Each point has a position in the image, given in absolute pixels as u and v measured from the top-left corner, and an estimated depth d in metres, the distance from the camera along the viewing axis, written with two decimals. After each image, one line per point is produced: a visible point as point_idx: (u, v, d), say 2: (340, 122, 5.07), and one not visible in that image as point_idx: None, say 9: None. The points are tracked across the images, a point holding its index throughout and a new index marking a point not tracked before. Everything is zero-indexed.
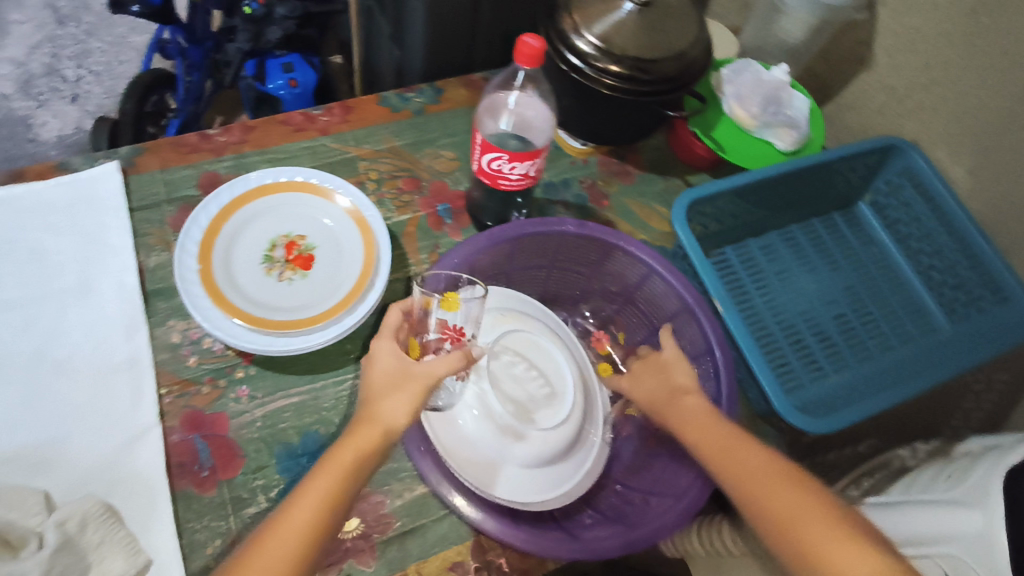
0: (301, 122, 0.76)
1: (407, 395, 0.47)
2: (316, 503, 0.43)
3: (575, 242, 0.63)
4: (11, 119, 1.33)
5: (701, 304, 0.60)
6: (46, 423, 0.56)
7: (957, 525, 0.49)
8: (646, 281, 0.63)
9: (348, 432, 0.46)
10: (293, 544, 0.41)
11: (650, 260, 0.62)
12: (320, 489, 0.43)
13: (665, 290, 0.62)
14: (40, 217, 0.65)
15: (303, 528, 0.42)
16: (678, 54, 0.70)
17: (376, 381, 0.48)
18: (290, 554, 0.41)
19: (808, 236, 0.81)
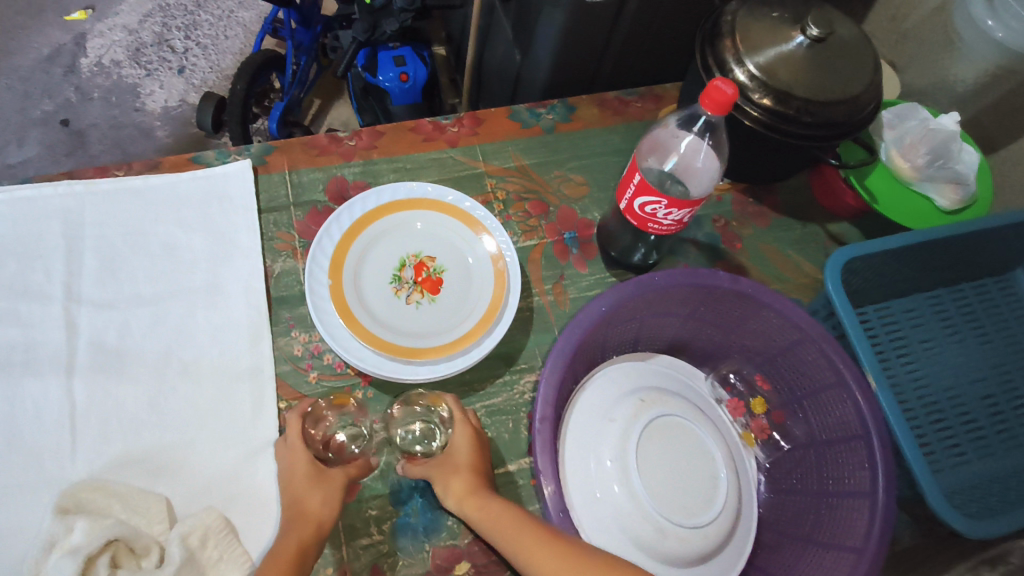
0: (431, 131, 0.73)
1: (326, 491, 0.51)
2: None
3: (724, 296, 0.58)
4: (121, 85, 1.35)
5: (860, 381, 0.55)
6: (169, 427, 0.56)
7: None
8: (797, 346, 0.58)
9: (283, 533, 0.49)
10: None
11: (805, 326, 0.56)
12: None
13: (819, 359, 0.57)
14: (174, 212, 0.64)
15: None
16: (848, 98, 0.64)
17: (294, 483, 0.52)
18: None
19: (956, 303, 0.75)
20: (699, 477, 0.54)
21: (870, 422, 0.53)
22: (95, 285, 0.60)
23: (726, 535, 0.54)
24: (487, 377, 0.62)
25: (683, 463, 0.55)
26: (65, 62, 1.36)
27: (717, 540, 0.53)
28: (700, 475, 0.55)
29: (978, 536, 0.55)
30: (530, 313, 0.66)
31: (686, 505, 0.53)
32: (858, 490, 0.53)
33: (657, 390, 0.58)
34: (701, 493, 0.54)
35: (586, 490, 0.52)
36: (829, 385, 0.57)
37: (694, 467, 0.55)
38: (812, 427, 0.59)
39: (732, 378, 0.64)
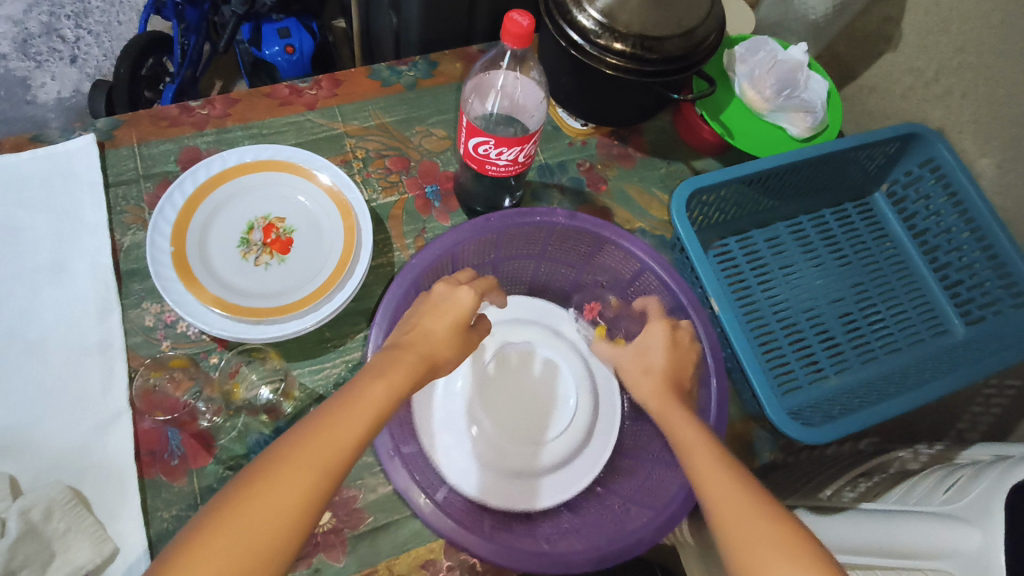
0: (287, 95, 0.73)
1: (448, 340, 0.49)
2: (380, 399, 0.43)
3: (567, 233, 0.59)
4: (9, 79, 1.30)
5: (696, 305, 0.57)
6: (15, 405, 0.55)
7: (952, 540, 0.47)
8: (639, 278, 0.60)
9: (391, 355, 0.46)
10: (345, 439, 0.40)
11: (644, 256, 0.58)
12: (380, 395, 0.43)
13: (660, 288, 0.59)
14: (14, 192, 0.63)
15: (349, 443, 0.40)
16: (686, 32, 0.64)
17: (441, 322, 0.50)
18: (334, 445, 0.39)
19: (817, 228, 0.77)
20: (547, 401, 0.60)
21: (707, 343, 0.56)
22: None
23: (576, 450, 0.58)
24: (346, 333, 0.62)
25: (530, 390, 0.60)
26: None
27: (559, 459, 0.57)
28: (547, 398, 0.60)
29: (818, 443, 0.58)
30: (392, 269, 0.66)
31: (531, 426, 0.58)
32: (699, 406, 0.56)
33: (516, 320, 0.63)
34: (549, 413, 0.59)
35: (442, 423, 0.56)
36: (671, 312, 0.59)
37: (544, 391, 0.60)
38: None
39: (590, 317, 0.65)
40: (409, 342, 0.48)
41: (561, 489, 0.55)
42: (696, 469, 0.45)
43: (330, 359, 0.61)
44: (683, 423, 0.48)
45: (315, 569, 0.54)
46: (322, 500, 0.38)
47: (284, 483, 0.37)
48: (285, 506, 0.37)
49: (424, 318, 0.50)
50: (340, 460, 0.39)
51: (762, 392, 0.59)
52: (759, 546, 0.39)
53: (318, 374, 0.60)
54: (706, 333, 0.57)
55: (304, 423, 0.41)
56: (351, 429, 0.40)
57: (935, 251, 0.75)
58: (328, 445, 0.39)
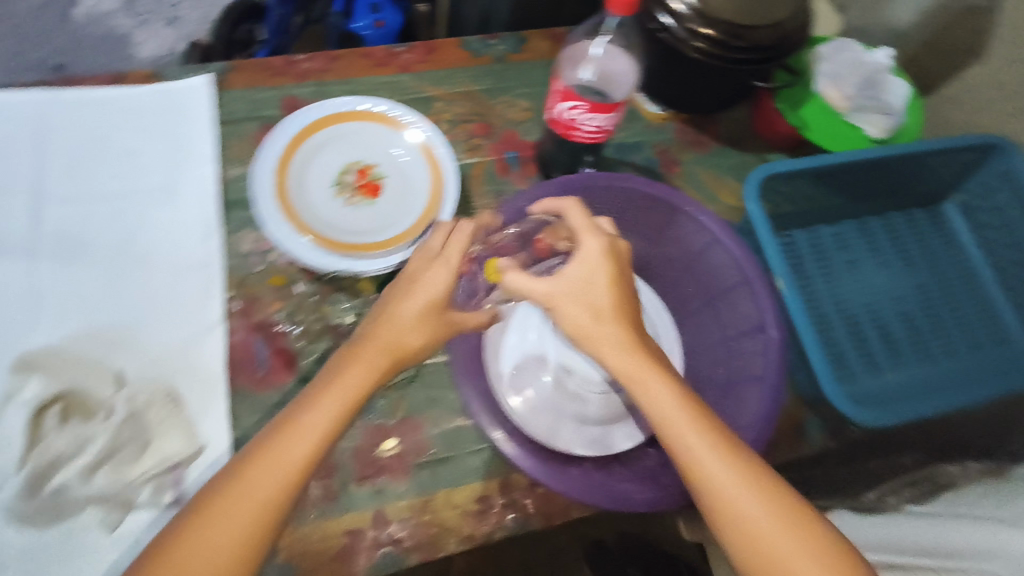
0: (383, 57, 0.77)
1: (425, 329, 0.48)
2: (322, 418, 0.44)
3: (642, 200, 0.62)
4: (113, 34, 1.40)
5: (761, 277, 0.59)
6: (125, 307, 0.60)
7: (1007, 540, 0.51)
8: (709, 249, 0.62)
9: (355, 351, 0.47)
10: (280, 467, 0.43)
11: (714, 227, 0.60)
12: (331, 404, 0.45)
13: (726, 259, 0.61)
14: (136, 120, 0.68)
15: (293, 461, 0.43)
16: (775, 25, 0.67)
17: (386, 319, 0.47)
18: (276, 473, 0.42)
19: (885, 229, 0.78)
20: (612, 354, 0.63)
21: (770, 313, 0.57)
22: (60, 180, 0.65)
23: (640, 400, 0.62)
24: None
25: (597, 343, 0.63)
26: (59, 11, 1.39)
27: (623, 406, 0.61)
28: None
29: (873, 425, 0.58)
30: (469, 224, 0.69)
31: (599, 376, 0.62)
32: (755, 375, 0.58)
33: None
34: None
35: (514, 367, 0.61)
36: (736, 285, 0.60)
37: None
38: (721, 326, 0.62)
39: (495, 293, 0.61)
40: (362, 339, 0.47)
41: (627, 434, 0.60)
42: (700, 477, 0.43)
43: None
44: (659, 394, 0.44)
45: (379, 489, 0.58)
46: (279, 513, 0.42)
47: (239, 501, 0.41)
48: (234, 542, 0.41)
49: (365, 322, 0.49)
50: (288, 479, 0.43)
51: (819, 371, 0.59)
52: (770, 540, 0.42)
53: None
54: (769, 305, 0.58)
55: (245, 455, 0.44)
56: (286, 457, 0.43)
57: (1005, 265, 0.75)
58: (274, 472, 0.42)
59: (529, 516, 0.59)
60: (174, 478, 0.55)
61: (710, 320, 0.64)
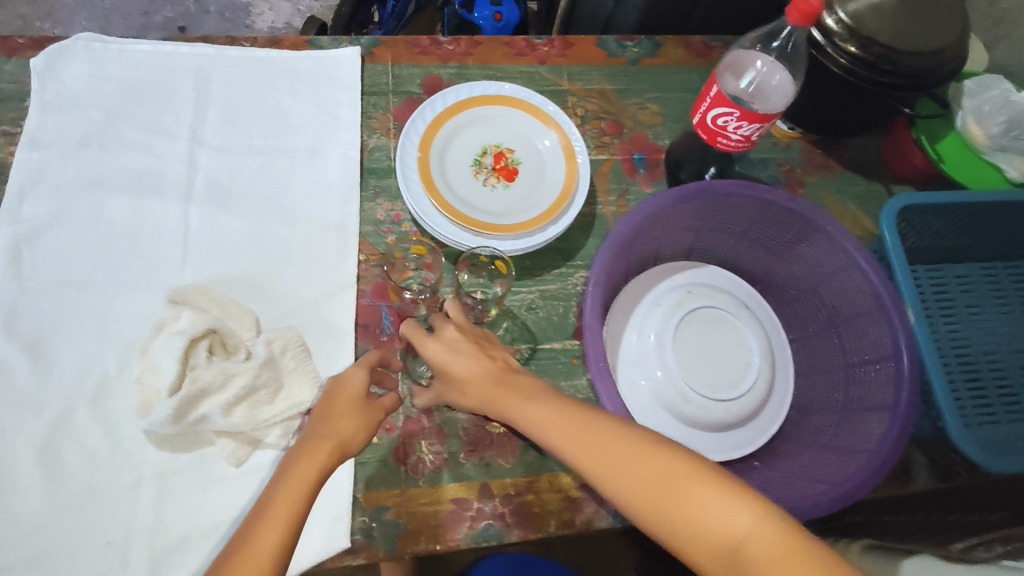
0: (523, 47, 0.79)
1: (356, 420, 0.50)
2: (309, 464, 0.46)
3: (779, 214, 0.62)
4: (234, 4, 1.46)
5: (898, 305, 0.57)
6: (266, 257, 0.63)
7: None
8: (843, 272, 0.61)
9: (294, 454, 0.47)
10: (277, 510, 0.43)
11: (852, 249, 0.60)
12: (284, 497, 0.44)
13: (861, 284, 0.59)
14: (289, 82, 0.72)
15: (267, 555, 0.41)
16: (933, 53, 0.65)
17: (336, 401, 0.51)
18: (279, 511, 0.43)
19: (1013, 278, 0.75)
20: (732, 364, 0.61)
21: (904, 343, 0.56)
22: (216, 131, 0.68)
23: (750, 414, 0.61)
24: (547, 264, 0.67)
25: (718, 349, 0.62)
26: None
27: (735, 416, 0.60)
28: (735, 360, 0.62)
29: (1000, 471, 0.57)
30: (593, 219, 0.70)
31: (716, 383, 0.60)
32: (882, 405, 0.57)
33: (712, 284, 0.65)
34: (739, 374, 0.61)
35: (632, 362, 0.61)
36: (868, 311, 0.59)
37: (733, 352, 0.62)
38: (844, 350, 0.62)
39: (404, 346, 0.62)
40: (329, 409, 0.51)
41: (738, 446, 0.60)
42: (612, 487, 0.44)
43: (528, 284, 0.66)
44: (575, 436, 0.47)
45: (486, 464, 0.59)
46: (288, 555, 0.42)
47: None
48: None
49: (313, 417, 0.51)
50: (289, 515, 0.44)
51: (946, 408, 0.59)
52: (703, 506, 0.42)
53: (516, 295, 0.65)
54: (904, 334, 0.57)
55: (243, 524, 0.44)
56: (279, 511, 0.43)
57: None
58: (276, 511, 0.43)
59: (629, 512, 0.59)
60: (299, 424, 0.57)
61: (831, 345, 0.63)
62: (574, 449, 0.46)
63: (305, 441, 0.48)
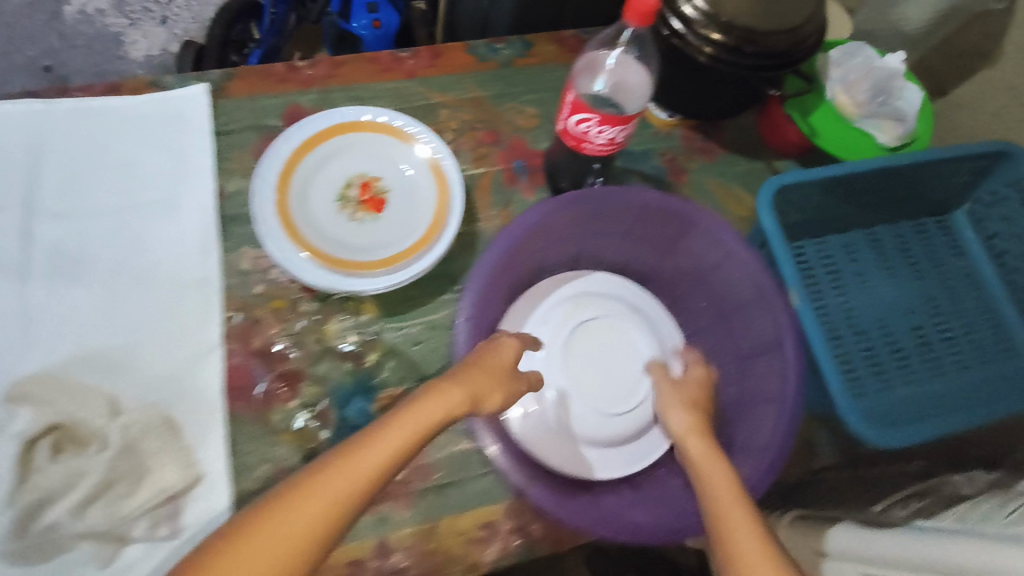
0: (389, 62, 0.73)
1: (480, 380, 0.48)
2: (439, 408, 0.44)
3: (655, 214, 0.60)
4: (104, 34, 1.36)
5: (779, 295, 0.57)
6: (123, 330, 0.58)
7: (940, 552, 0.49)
8: (725, 264, 0.60)
9: (414, 402, 0.44)
10: (392, 441, 0.42)
11: (730, 241, 0.58)
12: (372, 460, 0.41)
13: (743, 275, 0.59)
14: (130, 128, 0.65)
15: (314, 521, 0.38)
16: (790, 31, 0.65)
17: (483, 363, 0.49)
18: (389, 446, 0.41)
19: (894, 239, 0.78)
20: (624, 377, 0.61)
21: (788, 334, 0.55)
22: (55, 196, 0.62)
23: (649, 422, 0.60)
24: (433, 293, 0.64)
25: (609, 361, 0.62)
26: (48, 8, 1.36)
27: (633, 428, 0.60)
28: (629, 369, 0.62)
29: (886, 445, 0.58)
30: (476, 238, 0.67)
31: (612, 398, 0.61)
32: (772, 398, 0.56)
33: (603, 292, 0.64)
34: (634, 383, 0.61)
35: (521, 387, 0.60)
36: (751, 301, 0.59)
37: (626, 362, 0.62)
38: (737, 340, 0.61)
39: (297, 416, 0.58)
40: (479, 361, 0.49)
41: (638, 458, 0.59)
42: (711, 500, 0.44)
43: (412, 317, 0.63)
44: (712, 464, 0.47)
45: (384, 516, 0.56)
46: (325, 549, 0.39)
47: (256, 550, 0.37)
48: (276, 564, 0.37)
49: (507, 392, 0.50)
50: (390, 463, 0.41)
51: (835, 386, 0.58)
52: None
53: (399, 330, 0.62)
54: (787, 322, 0.56)
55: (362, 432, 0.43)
56: (356, 473, 0.40)
57: (1014, 274, 0.75)
58: (386, 445, 0.41)
59: (536, 541, 0.58)
60: (170, 510, 0.54)
61: (727, 334, 0.63)
62: (707, 470, 0.46)
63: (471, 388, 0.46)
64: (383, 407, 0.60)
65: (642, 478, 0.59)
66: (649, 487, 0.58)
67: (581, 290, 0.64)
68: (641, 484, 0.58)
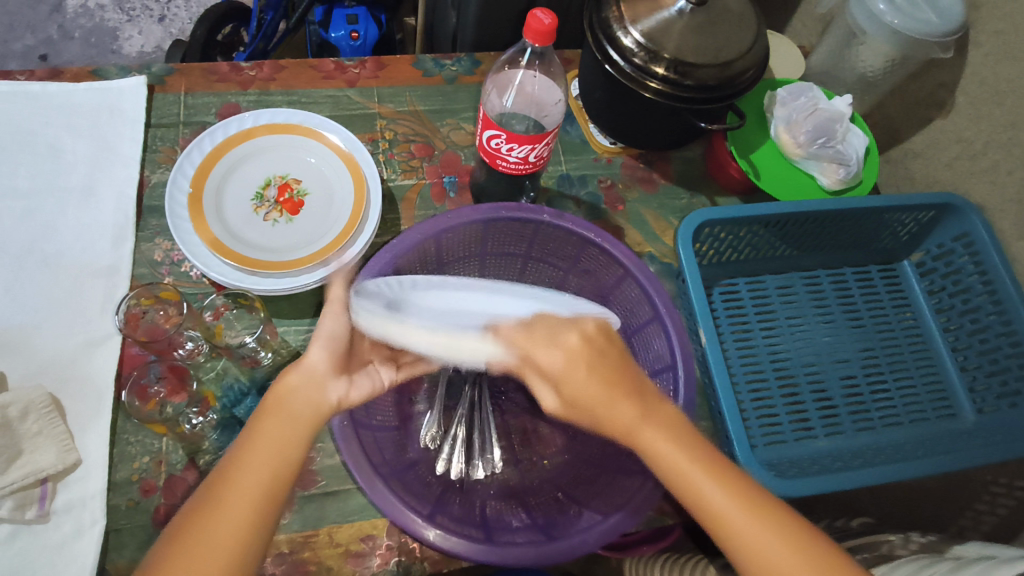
0: (332, 70, 0.75)
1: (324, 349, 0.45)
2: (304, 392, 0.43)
3: (553, 234, 0.64)
4: (101, 28, 1.40)
5: (674, 317, 0.60)
6: (20, 308, 0.58)
7: None
8: (622, 283, 0.64)
9: (273, 395, 0.43)
10: (249, 493, 0.39)
11: (626, 261, 0.62)
12: (258, 463, 0.40)
13: (640, 296, 0.62)
14: (65, 117, 0.67)
15: (237, 521, 0.38)
16: (724, 65, 0.65)
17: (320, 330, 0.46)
18: (258, 475, 0.40)
19: (834, 284, 0.76)
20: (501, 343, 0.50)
21: (680, 356, 0.59)
22: None
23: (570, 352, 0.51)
24: None
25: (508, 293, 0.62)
26: (52, 1, 1.40)
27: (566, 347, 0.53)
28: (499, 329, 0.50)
29: (784, 495, 0.57)
30: None
31: None
32: None
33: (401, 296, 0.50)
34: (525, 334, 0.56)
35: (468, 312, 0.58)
36: (649, 321, 0.62)
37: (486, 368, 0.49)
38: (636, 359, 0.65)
39: (193, 417, 0.57)
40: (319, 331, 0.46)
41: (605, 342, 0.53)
42: (682, 485, 0.42)
43: (320, 322, 0.62)
44: (658, 427, 0.42)
45: None
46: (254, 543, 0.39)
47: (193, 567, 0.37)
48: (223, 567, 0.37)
49: (340, 352, 0.45)
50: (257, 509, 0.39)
51: (733, 434, 0.59)
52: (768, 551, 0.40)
53: (303, 334, 0.62)
54: (678, 344, 0.59)
55: (207, 481, 0.41)
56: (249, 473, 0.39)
57: (958, 330, 0.72)
58: (261, 442, 0.40)
59: (416, 561, 0.55)
60: (42, 492, 0.52)
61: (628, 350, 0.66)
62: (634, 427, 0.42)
63: (303, 379, 0.43)
64: None
65: (536, 500, 0.58)
66: (540, 509, 0.56)
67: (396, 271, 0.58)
68: (531, 507, 0.56)
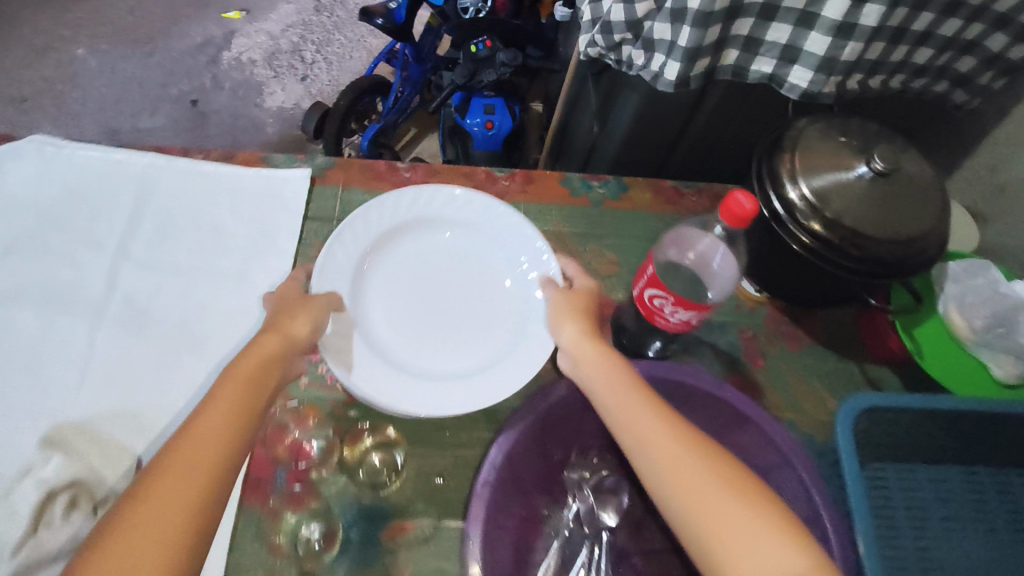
0: (483, 180, 0.76)
1: (304, 317, 0.54)
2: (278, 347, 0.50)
3: (708, 402, 0.61)
4: (249, 81, 1.50)
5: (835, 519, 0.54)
6: (165, 391, 0.59)
7: None
8: (775, 467, 0.58)
9: (248, 349, 0.50)
10: (224, 426, 0.43)
11: (786, 447, 0.57)
12: (231, 398, 0.45)
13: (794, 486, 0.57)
14: (231, 200, 0.70)
15: (217, 439, 0.42)
16: (903, 242, 0.61)
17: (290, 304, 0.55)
18: (232, 410, 0.44)
19: (996, 488, 0.67)
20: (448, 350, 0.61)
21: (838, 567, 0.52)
22: (146, 248, 0.66)
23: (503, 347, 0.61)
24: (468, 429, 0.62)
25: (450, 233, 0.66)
26: (210, 52, 1.52)
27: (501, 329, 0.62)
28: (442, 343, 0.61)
29: None
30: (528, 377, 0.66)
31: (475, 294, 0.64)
32: None
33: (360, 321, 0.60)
34: (485, 299, 0.64)
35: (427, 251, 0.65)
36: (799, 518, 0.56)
37: (446, 382, 0.59)
38: None
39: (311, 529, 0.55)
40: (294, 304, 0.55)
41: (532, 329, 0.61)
42: (632, 436, 0.47)
43: (445, 450, 0.61)
44: (607, 376, 0.51)
45: None
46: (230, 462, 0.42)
47: (173, 487, 0.39)
48: (193, 477, 0.40)
49: (317, 325, 0.55)
50: (238, 444, 0.43)
51: None
52: (711, 494, 0.42)
53: (428, 459, 0.60)
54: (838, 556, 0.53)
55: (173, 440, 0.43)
56: (229, 401, 0.45)
57: None
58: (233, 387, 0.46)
59: None
60: None
61: None
62: (599, 376, 0.51)
63: (279, 335, 0.51)
64: (392, 538, 0.56)
65: None
66: None
67: (352, 233, 0.62)
68: None
